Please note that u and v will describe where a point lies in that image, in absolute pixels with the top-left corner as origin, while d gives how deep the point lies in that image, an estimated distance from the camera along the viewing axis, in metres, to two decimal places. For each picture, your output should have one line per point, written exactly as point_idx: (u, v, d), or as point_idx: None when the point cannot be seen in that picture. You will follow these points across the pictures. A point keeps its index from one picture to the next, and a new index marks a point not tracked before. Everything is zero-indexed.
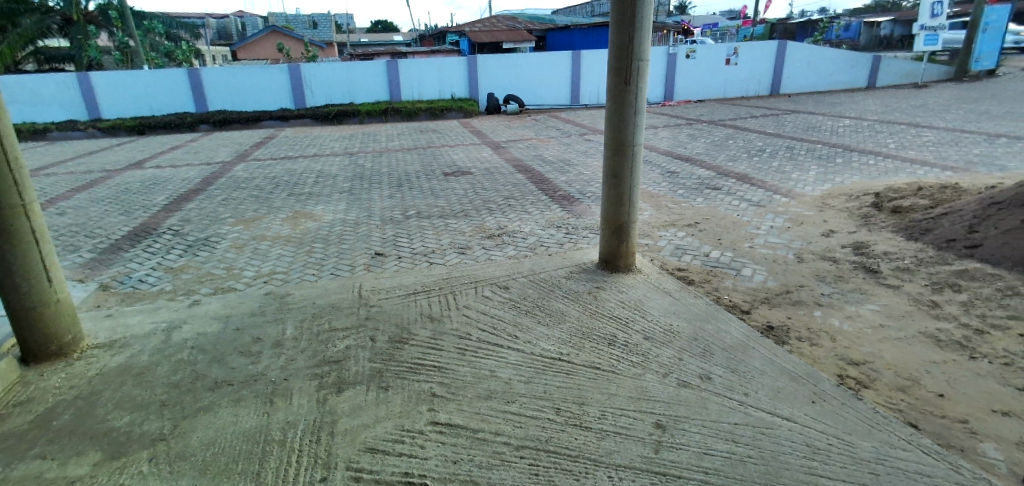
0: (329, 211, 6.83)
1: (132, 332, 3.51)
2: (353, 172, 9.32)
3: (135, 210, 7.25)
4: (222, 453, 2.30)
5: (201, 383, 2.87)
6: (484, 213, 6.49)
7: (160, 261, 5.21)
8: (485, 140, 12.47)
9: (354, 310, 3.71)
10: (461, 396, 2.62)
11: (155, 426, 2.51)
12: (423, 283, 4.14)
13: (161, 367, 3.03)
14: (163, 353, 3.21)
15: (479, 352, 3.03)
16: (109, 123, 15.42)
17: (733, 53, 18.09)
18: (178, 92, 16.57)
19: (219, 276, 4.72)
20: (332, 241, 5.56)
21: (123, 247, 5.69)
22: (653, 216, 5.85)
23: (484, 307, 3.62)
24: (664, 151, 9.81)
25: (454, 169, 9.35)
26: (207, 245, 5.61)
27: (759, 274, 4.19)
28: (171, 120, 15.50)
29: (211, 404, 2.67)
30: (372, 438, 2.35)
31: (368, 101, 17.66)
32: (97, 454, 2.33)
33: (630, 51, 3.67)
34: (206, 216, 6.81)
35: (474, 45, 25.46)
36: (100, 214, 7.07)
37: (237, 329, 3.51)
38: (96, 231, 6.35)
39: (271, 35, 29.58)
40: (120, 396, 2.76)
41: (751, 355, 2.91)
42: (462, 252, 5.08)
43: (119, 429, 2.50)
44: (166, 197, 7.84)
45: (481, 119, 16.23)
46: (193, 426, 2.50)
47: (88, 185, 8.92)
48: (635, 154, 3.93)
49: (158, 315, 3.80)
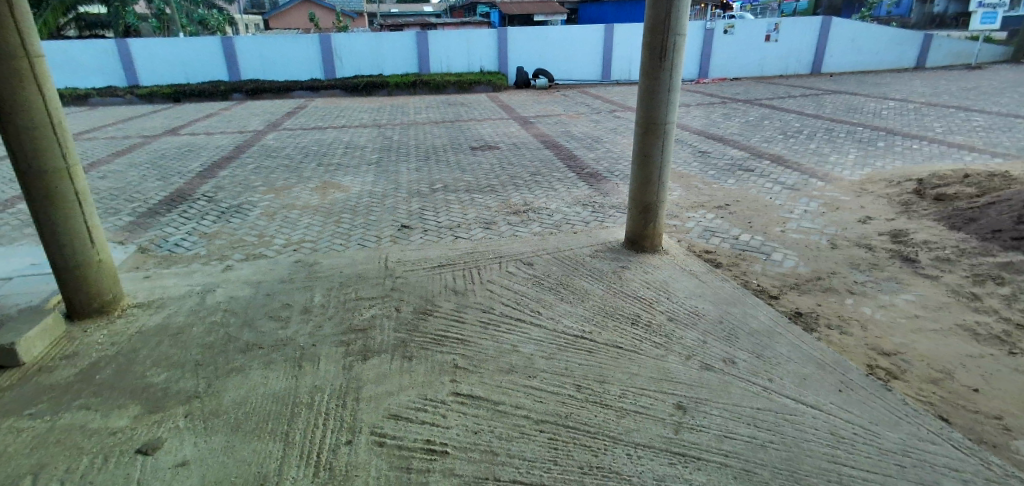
0: (357, 182, 6.90)
1: (168, 294, 3.64)
2: (381, 144, 9.37)
3: (171, 175, 7.45)
4: (253, 413, 2.39)
5: (233, 345, 2.97)
6: (510, 189, 6.46)
7: (195, 227, 5.36)
8: (513, 115, 12.35)
9: (380, 281, 3.77)
10: (483, 369, 2.65)
11: (190, 384, 2.61)
12: (448, 256, 4.17)
13: (196, 329, 3.14)
14: (197, 315, 3.33)
15: (502, 326, 3.06)
16: (146, 90, 15.76)
17: (773, 29, 17.36)
18: (212, 61, 16.80)
19: (250, 243, 4.84)
20: (360, 213, 5.63)
21: (160, 212, 5.87)
22: (682, 196, 5.74)
23: (507, 282, 3.64)
24: (696, 130, 9.57)
25: (481, 143, 9.31)
26: (239, 212, 5.74)
27: (790, 260, 4.09)
28: (205, 88, 15.77)
29: (243, 365, 2.77)
30: (396, 405, 2.41)
31: (397, 72, 17.61)
32: (136, 407, 2.45)
33: (666, 25, 3.55)
34: (239, 184, 6.95)
35: (504, 17, 25.01)
36: (138, 179, 7.28)
37: (267, 294, 3.61)
38: (134, 195, 6.56)
39: (302, 5, 29.61)
40: (158, 354, 2.88)
41: (778, 341, 2.86)
42: (487, 228, 5.08)
43: (156, 385, 2.61)
44: (200, 165, 8.02)
45: (509, 93, 16.05)
46: (225, 385, 2.60)
47: (127, 150, 9.18)
48: (667, 132, 3.83)
49: (193, 278, 3.93)
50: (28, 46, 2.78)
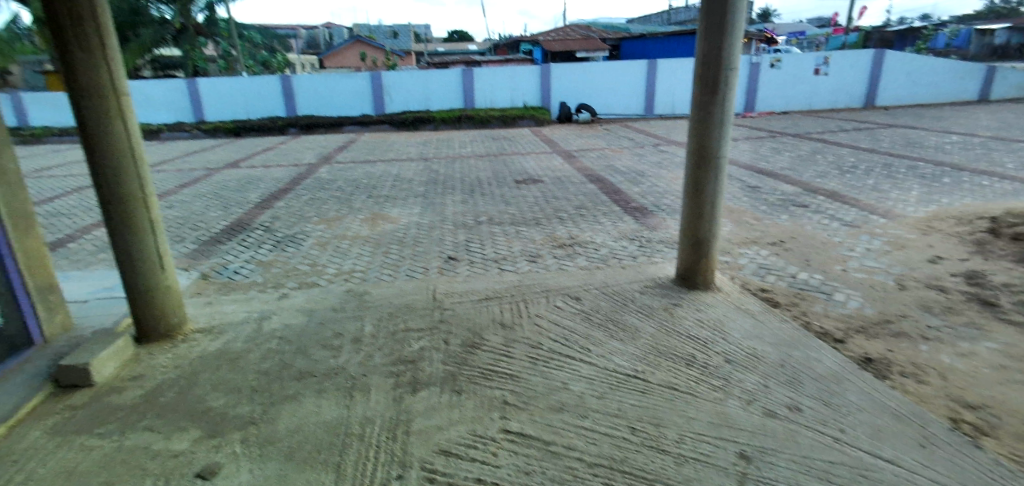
0: (405, 214, 7.07)
1: (227, 320, 3.78)
2: (428, 177, 9.62)
3: (231, 206, 7.86)
4: (306, 442, 2.42)
5: (288, 372, 3.03)
6: (555, 222, 6.47)
7: (253, 255, 5.60)
8: (556, 148, 12.50)
9: (428, 312, 3.80)
10: (533, 406, 2.60)
11: (246, 409, 2.68)
12: (494, 289, 4.18)
13: (252, 355, 3.24)
14: (254, 341, 3.43)
15: (551, 362, 3.01)
16: (211, 125, 16.83)
17: (823, 62, 17.02)
18: (271, 98, 17.83)
19: (304, 272, 5.00)
20: (407, 244, 5.75)
21: (221, 240, 6.18)
22: (733, 232, 5.60)
23: (555, 317, 3.60)
24: (744, 165, 9.39)
25: (525, 177, 9.42)
26: (294, 242, 5.98)
27: (854, 300, 3.88)
28: (263, 123, 16.73)
29: (296, 393, 2.82)
30: (445, 440, 2.38)
31: (443, 108, 18.19)
32: (196, 431, 2.52)
33: (718, 60, 3.53)
34: (293, 214, 7.25)
35: (547, 54, 25.55)
36: (202, 209, 7.71)
37: (320, 323, 3.69)
38: (198, 224, 6.94)
39: (355, 46, 31.27)
40: (217, 378, 2.97)
41: (847, 388, 2.69)
42: (533, 261, 5.08)
43: (215, 409, 2.69)
44: (258, 196, 8.44)
45: (552, 128, 16.25)
46: (279, 412, 2.64)
47: (191, 182, 9.77)
48: (719, 167, 3.77)
49: (251, 305, 4.07)
50: (117, 86, 3.03)
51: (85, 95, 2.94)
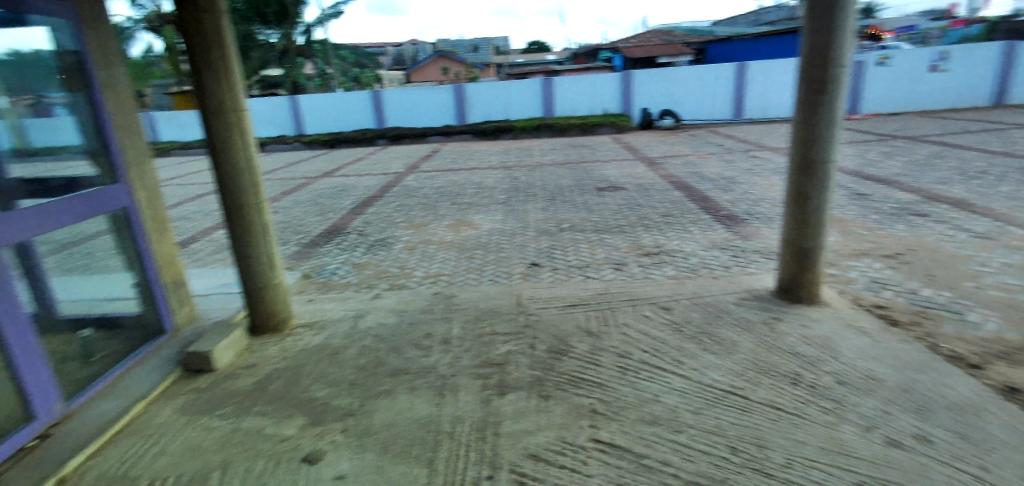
0: (487, 220, 7.20)
1: (327, 317, 4.03)
2: (509, 185, 9.74)
3: (328, 212, 8.41)
4: (401, 436, 2.51)
5: (382, 368, 3.17)
6: (640, 230, 6.30)
7: (348, 257, 5.95)
8: (639, 155, 12.21)
9: (513, 317, 3.82)
10: (623, 416, 2.53)
11: (346, 401, 2.83)
12: (579, 296, 4.12)
13: (350, 350, 3.42)
14: (351, 337, 3.63)
15: (641, 373, 2.91)
16: (310, 137, 18.17)
17: (941, 58, 15.23)
18: (364, 111, 18.94)
19: (394, 274, 5.23)
20: (491, 249, 5.84)
21: (320, 243, 6.62)
22: (839, 243, 5.16)
23: (644, 327, 3.49)
24: (849, 171, 8.64)
25: (607, 184, 9.27)
26: (384, 246, 6.27)
27: (991, 322, 3.42)
28: (356, 135, 17.79)
29: (390, 389, 2.93)
30: (534, 445, 2.37)
31: (524, 117, 18.40)
32: (302, 418, 2.69)
33: (827, 57, 3.27)
34: (383, 220, 7.62)
35: (629, 60, 25.12)
36: (302, 215, 8.32)
37: (410, 323, 3.83)
38: (299, 228, 7.49)
39: (439, 60, 32.51)
40: (319, 371, 3.17)
41: (987, 420, 2.37)
42: (617, 269, 4.97)
43: (318, 400, 2.86)
44: (351, 202, 8.96)
45: (634, 134, 15.90)
46: (375, 406, 2.77)
47: (293, 189, 10.57)
48: (827, 172, 3.48)
49: (347, 304, 4.32)
50: (238, 101, 3.34)
51: (213, 110, 3.27)
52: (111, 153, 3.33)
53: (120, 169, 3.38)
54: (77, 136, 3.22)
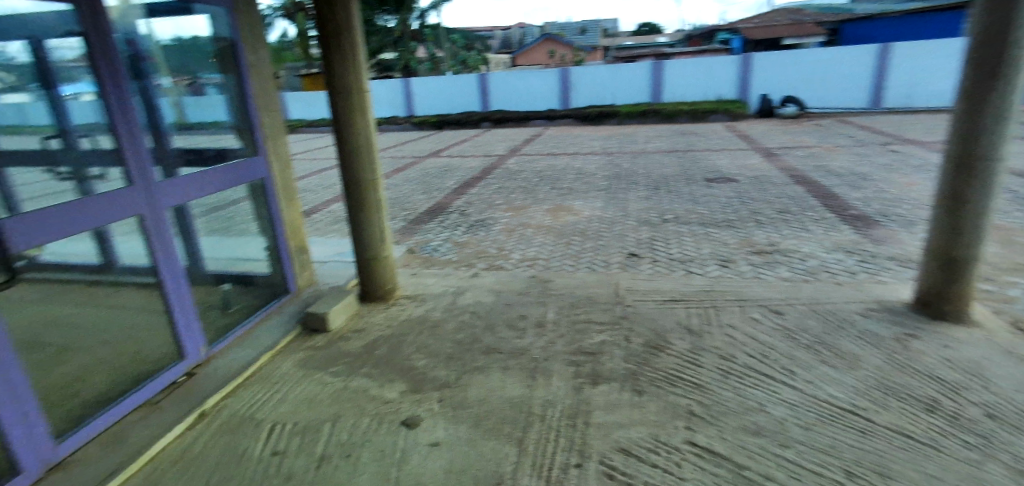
0: (587, 207, 7.10)
1: (429, 291, 4.22)
2: (611, 171, 9.52)
3: (433, 190, 8.78)
4: (493, 412, 2.57)
5: (478, 345, 3.27)
6: (751, 226, 5.87)
7: (450, 235, 6.18)
8: (755, 145, 11.35)
9: (609, 307, 3.75)
10: (723, 422, 2.39)
11: (443, 373, 2.95)
12: (681, 292, 3.94)
13: (449, 325, 3.56)
14: (450, 313, 3.77)
15: (746, 379, 2.73)
16: (420, 119, 19.01)
17: None
18: (470, 94, 19.42)
19: (493, 255, 5.35)
20: (589, 236, 5.76)
21: (424, 220, 6.94)
22: (997, 254, 4.44)
23: (751, 330, 3.26)
24: (1016, 171, 7.39)
25: (716, 175, 8.74)
26: (484, 226, 6.43)
27: None
28: (462, 117, 18.31)
29: (485, 366, 3.02)
30: (625, 439, 2.32)
31: (630, 102, 17.83)
32: (403, 384, 2.86)
33: (1003, 35, 2.78)
34: (484, 201, 7.80)
35: (750, 42, 23.31)
36: (409, 192, 8.76)
37: (507, 304, 3.90)
38: (406, 205, 7.90)
39: (547, 43, 32.39)
40: (420, 341, 3.34)
41: None
42: (724, 265, 4.68)
43: (418, 368, 3.02)
44: (454, 182, 9.27)
45: (751, 122, 14.79)
46: (470, 381, 2.86)
47: (402, 168, 11.16)
48: (991, 171, 2.99)
49: (448, 280, 4.49)
50: (361, 83, 3.55)
51: (338, 92, 3.51)
52: (253, 130, 3.71)
53: (259, 144, 3.77)
54: (226, 113, 3.59)
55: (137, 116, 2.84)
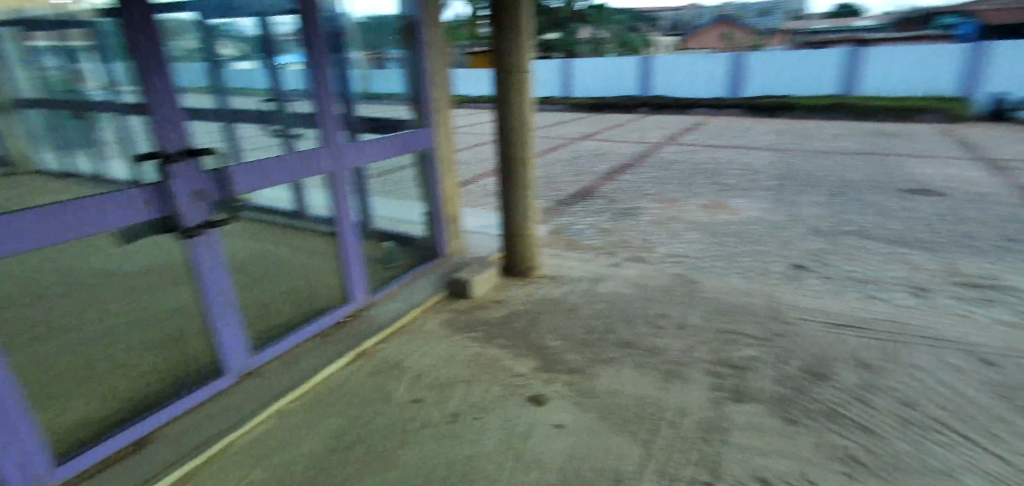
0: (748, 206, 6.50)
1: (569, 274, 4.21)
2: (781, 170, 8.58)
3: (582, 173, 8.72)
4: (621, 408, 2.49)
5: (613, 336, 3.18)
6: (959, 251, 4.88)
7: (595, 220, 6.09)
8: (976, 154, 9.37)
9: (763, 320, 3.39)
10: (893, 477, 2.03)
11: (574, 358, 2.93)
12: (855, 317, 3.42)
13: (585, 311, 3.52)
14: (587, 299, 3.72)
15: (931, 433, 2.28)
16: (578, 100, 18.95)
17: None
18: (632, 77, 18.80)
19: (637, 246, 5.16)
20: (747, 239, 5.27)
21: (571, 202, 6.93)
22: None
23: (946, 377, 2.71)
24: None
25: (918, 186, 7.40)
26: (632, 215, 6.22)
27: None
28: (621, 101, 17.85)
29: (618, 359, 2.93)
30: (767, 469, 2.09)
31: (815, 94, 15.81)
32: (534, 361, 2.90)
33: None
34: (634, 189, 7.55)
35: (988, 27, 19.11)
36: (559, 173, 8.81)
37: (647, 299, 3.74)
38: (555, 185, 7.96)
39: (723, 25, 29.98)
40: (555, 322, 3.35)
41: None
42: (915, 293, 3.96)
43: (550, 348, 3.04)
44: (605, 167, 9.11)
45: (974, 126, 12.22)
46: (601, 371, 2.80)
47: (554, 148, 11.25)
48: None
49: (589, 266, 4.44)
50: (525, 62, 3.59)
51: (504, 70, 3.59)
52: (424, 102, 3.95)
53: (429, 115, 4.01)
54: (402, 86, 3.95)
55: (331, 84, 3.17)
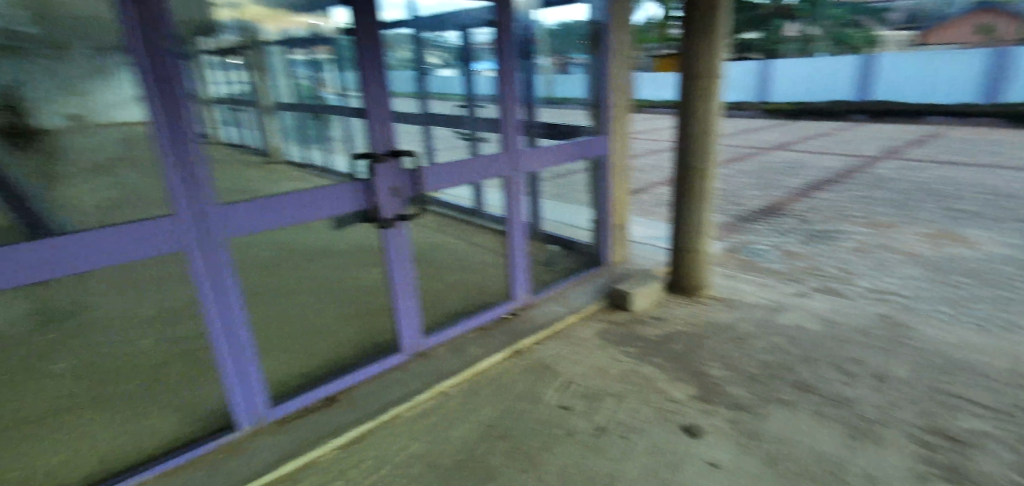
0: (995, 241, 5.19)
1: (744, 298, 3.83)
2: None
3: (771, 187, 7.87)
4: (790, 460, 2.19)
5: (789, 376, 2.81)
6: None
7: (781, 241, 5.45)
8: None
9: (1004, 388, 2.68)
10: None
11: (739, 393, 2.66)
12: None
13: (758, 342, 3.17)
14: (763, 329, 3.35)
15: None
16: (775, 105, 17.13)
17: None
18: (847, 79, 16.36)
19: (833, 274, 4.47)
20: (989, 282, 4.22)
21: (754, 219, 6.30)
22: None
23: None
24: None
25: None
26: (829, 239, 5.42)
27: None
28: (829, 106, 15.66)
29: (793, 403, 2.58)
30: None
31: None
32: (692, 388, 2.71)
33: None
34: (835, 209, 6.57)
35: None
36: (743, 186, 8.08)
37: (838, 339, 3.22)
38: (737, 199, 7.32)
39: None
40: (721, 350, 3.08)
41: None
42: None
43: (712, 378, 2.80)
44: (800, 182, 8.08)
45: None
46: (770, 413, 2.50)
47: (740, 158, 10.34)
48: None
49: (769, 292, 3.98)
50: (715, 67, 3.36)
51: (690, 76, 3.41)
52: (604, 108, 3.89)
53: (607, 121, 3.94)
54: (584, 91, 3.97)
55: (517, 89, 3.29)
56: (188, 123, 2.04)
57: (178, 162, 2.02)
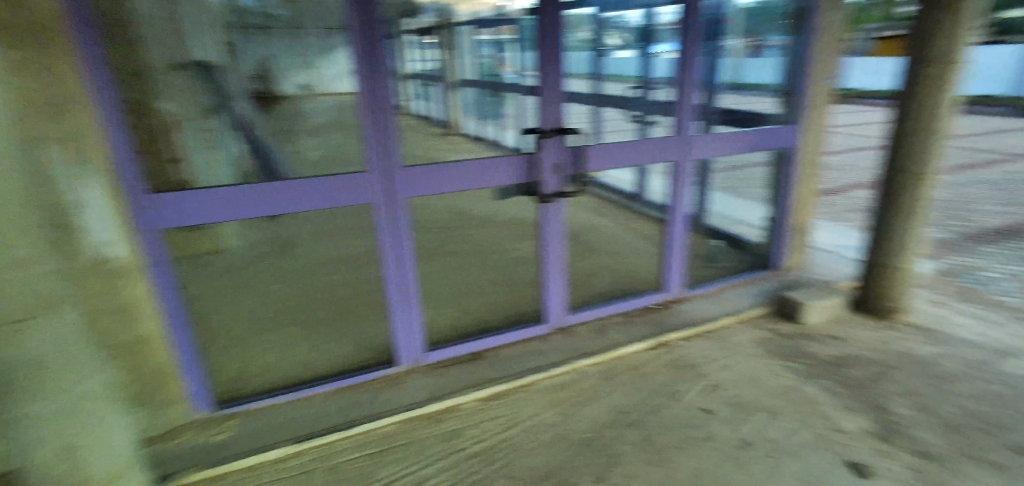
0: None
1: (956, 332, 3.15)
2: None
3: (1018, 203, 6.29)
4: None
5: (1007, 435, 2.26)
6: None
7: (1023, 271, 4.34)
8: None
9: None
10: None
11: (930, 440, 2.22)
12: None
13: (967, 387, 2.60)
14: (977, 372, 2.73)
15: None
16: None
17: None
18: None
19: None
20: None
21: (985, 240, 5.12)
22: None
23: None
24: None
25: None
26: None
27: None
28: None
29: (1007, 467, 2.08)
30: None
31: None
32: (866, 422, 2.33)
33: None
34: None
35: None
36: (975, 198, 6.59)
37: None
38: (963, 213, 6.00)
39: None
40: (912, 386, 2.59)
41: None
42: None
43: (896, 416, 2.37)
44: None
45: None
46: (971, 472, 2.05)
47: (977, 164, 8.41)
48: None
49: (993, 330, 3.22)
50: (957, 51, 2.75)
51: (921, 61, 2.83)
52: (800, 96, 3.39)
53: (803, 110, 3.43)
54: (776, 76, 3.60)
55: (699, 72, 3.00)
56: (388, 94, 2.30)
57: (375, 128, 2.30)
